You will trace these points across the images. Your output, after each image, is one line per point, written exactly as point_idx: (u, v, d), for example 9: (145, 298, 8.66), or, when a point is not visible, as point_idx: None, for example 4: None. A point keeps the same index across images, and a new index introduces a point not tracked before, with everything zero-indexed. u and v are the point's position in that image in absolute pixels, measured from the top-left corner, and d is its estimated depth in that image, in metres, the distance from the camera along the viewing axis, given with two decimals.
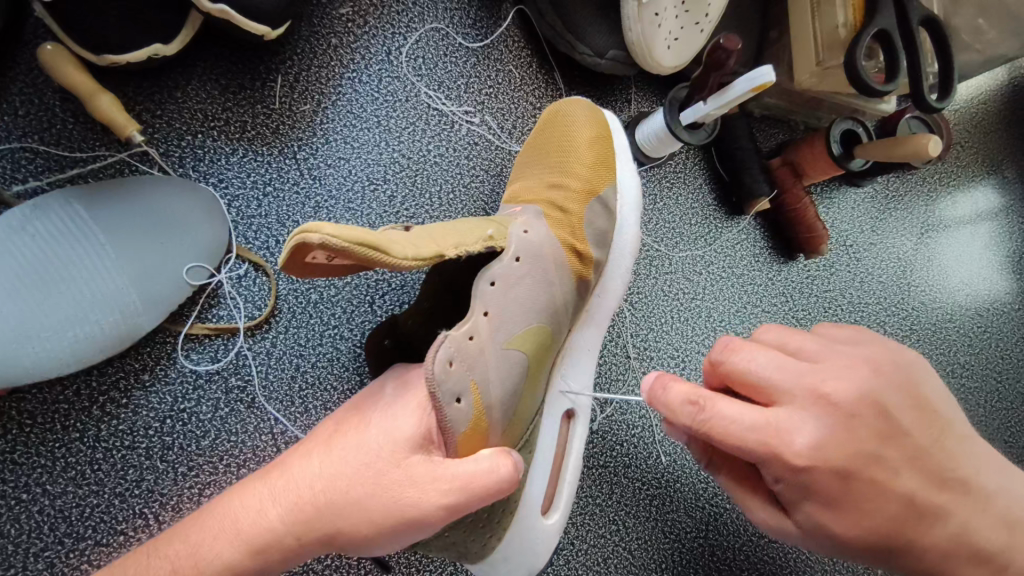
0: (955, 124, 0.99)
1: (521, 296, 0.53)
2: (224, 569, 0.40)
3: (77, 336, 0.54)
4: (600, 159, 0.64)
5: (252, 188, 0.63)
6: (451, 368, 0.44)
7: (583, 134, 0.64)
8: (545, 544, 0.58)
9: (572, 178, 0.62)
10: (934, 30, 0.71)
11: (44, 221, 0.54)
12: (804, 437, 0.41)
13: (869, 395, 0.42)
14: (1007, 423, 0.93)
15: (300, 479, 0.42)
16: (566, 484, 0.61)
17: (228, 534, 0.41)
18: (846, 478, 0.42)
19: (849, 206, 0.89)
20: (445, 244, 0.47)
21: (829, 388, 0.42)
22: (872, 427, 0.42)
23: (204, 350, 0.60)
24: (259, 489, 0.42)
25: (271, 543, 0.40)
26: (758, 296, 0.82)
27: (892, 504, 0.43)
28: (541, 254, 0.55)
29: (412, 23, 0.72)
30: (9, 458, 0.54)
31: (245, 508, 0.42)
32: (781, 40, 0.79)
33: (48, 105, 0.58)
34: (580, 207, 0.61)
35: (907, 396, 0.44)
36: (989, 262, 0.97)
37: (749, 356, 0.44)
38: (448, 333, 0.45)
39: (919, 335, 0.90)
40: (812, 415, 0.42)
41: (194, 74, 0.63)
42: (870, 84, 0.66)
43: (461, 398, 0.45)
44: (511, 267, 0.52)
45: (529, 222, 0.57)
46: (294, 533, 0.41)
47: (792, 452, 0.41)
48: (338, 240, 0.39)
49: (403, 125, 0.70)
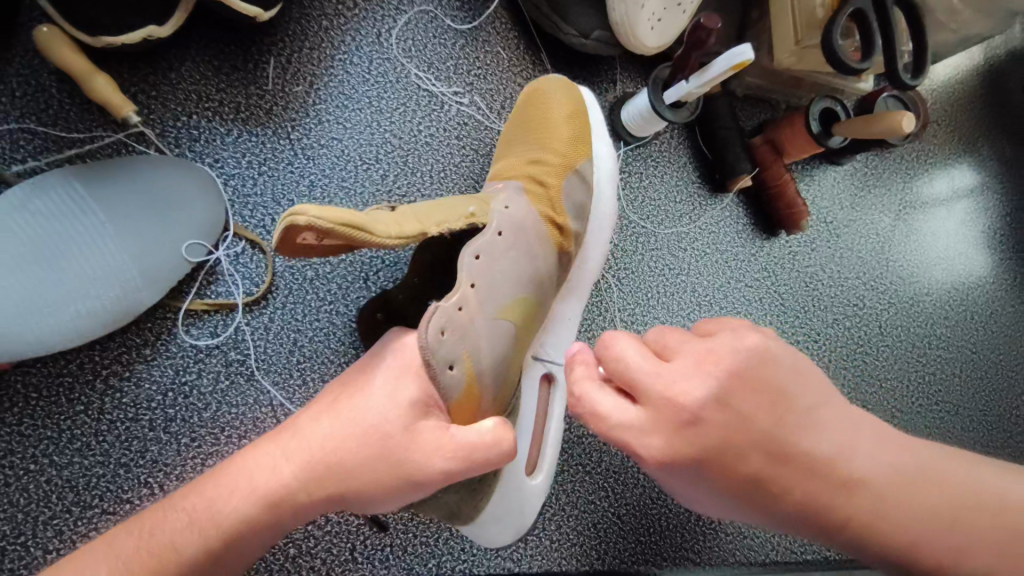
0: (933, 104, 1.01)
1: (505, 268, 0.54)
2: (240, 523, 0.42)
3: (80, 311, 0.55)
4: (578, 135, 0.66)
5: (247, 167, 0.65)
6: (443, 337, 0.47)
7: (562, 111, 0.66)
8: (532, 503, 0.60)
9: (552, 154, 0.63)
10: (909, 10, 0.73)
11: (44, 199, 0.55)
12: (649, 436, 0.43)
13: (719, 400, 0.43)
14: (982, 392, 0.96)
15: (310, 440, 0.44)
16: (548, 447, 0.63)
17: (241, 494, 0.43)
18: (699, 471, 0.44)
19: (829, 184, 0.92)
20: (430, 223, 0.49)
21: (678, 392, 0.43)
22: (723, 430, 0.42)
23: (204, 325, 0.62)
24: (271, 449, 0.45)
25: (285, 501, 0.43)
26: (741, 271, 0.84)
27: (754, 493, 0.44)
28: (522, 228, 0.57)
29: (401, 6, 0.73)
30: (16, 430, 0.56)
31: (256, 469, 0.44)
32: (762, 21, 0.81)
33: (45, 86, 0.60)
34: (558, 180, 0.63)
35: (779, 398, 0.43)
36: (963, 238, 1.00)
37: (616, 356, 0.45)
38: (437, 305, 0.47)
39: (896, 309, 0.93)
40: (657, 417, 0.43)
41: (187, 56, 0.64)
42: (846, 63, 0.68)
43: (454, 365, 0.47)
44: (492, 241, 0.53)
45: (509, 198, 0.58)
46: (306, 491, 0.44)
47: (643, 451, 0.44)
48: (321, 221, 0.41)
49: (394, 106, 0.71)
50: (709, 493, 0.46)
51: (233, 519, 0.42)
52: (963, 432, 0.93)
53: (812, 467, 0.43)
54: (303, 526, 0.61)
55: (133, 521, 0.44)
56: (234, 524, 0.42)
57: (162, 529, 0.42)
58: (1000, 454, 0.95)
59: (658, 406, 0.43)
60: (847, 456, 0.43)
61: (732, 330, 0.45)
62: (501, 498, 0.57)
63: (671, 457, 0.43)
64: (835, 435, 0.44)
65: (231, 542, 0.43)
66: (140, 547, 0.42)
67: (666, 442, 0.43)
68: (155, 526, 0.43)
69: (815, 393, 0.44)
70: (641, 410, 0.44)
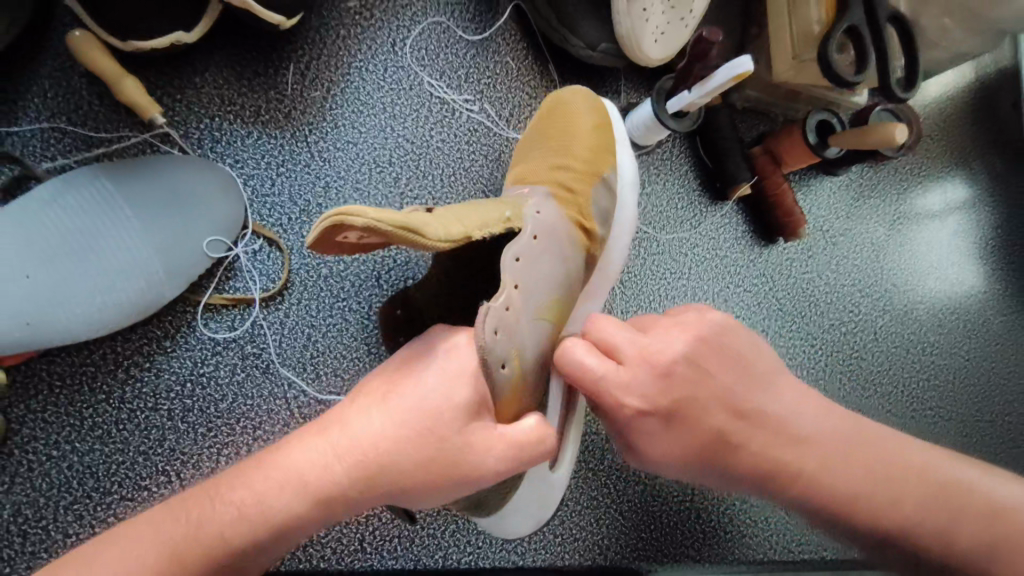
0: (925, 119, 1.05)
1: (542, 270, 0.55)
2: (291, 519, 0.43)
3: (105, 302, 0.57)
4: (604, 146, 0.69)
5: (266, 168, 0.67)
6: (497, 337, 0.47)
7: (588, 124, 0.69)
8: (552, 493, 0.64)
9: (576, 161, 0.65)
10: (901, 27, 0.76)
11: (73, 194, 0.58)
12: (631, 388, 0.51)
13: (690, 357, 0.52)
14: (974, 398, 0.99)
15: (363, 436, 0.45)
16: (569, 442, 0.66)
17: (289, 489, 0.43)
18: (669, 420, 0.52)
19: (825, 193, 0.95)
20: (477, 230, 0.50)
21: (657, 350, 0.52)
22: (693, 382, 0.52)
23: (222, 319, 0.64)
24: (319, 444, 0.45)
25: (337, 497, 0.44)
26: (740, 276, 0.86)
27: (713, 445, 0.53)
28: (554, 232, 0.59)
29: (415, 17, 0.76)
30: (40, 417, 0.58)
31: (305, 464, 0.44)
32: (761, 36, 0.84)
33: (75, 88, 0.62)
34: (585, 187, 0.65)
35: (734, 362, 0.54)
36: (956, 249, 1.03)
37: (604, 324, 0.54)
38: (490, 305, 0.46)
39: (890, 316, 0.95)
40: (637, 371, 0.52)
41: (211, 61, 0.67)
42: (842, 76, 0.71)
43: (505, 364, 0.48)
44: (529, 244, 0.54)
45: (539, 203, 0.60)
46: (361, 489, 0.44)
47: (623, 400, 0.51)
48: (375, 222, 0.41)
49: (407, 112, 0.74)
50: (675, 451, 0.53)
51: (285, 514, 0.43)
52: (955, 437, 0.96)
53: (760, 420, 0.53)
54: None
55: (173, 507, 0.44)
56: (286, 518, 0.43)
57: (209, 521, 0.43)
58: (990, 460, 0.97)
59: (638, 362, 0.52)
60: (790, 416, 0.54)
61: (699, 310, 0.56)
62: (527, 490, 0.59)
63: (649, 405, 0.51)
64: (781, 399, 0.54)
65: (278, 533, 0.43)
66: (186, 534, 0.42)
67: (647, 394, 0.51)
68: (201, 514, 0.43)
69: (765, 365, 0.55)
70: (627, 366, 0.52)
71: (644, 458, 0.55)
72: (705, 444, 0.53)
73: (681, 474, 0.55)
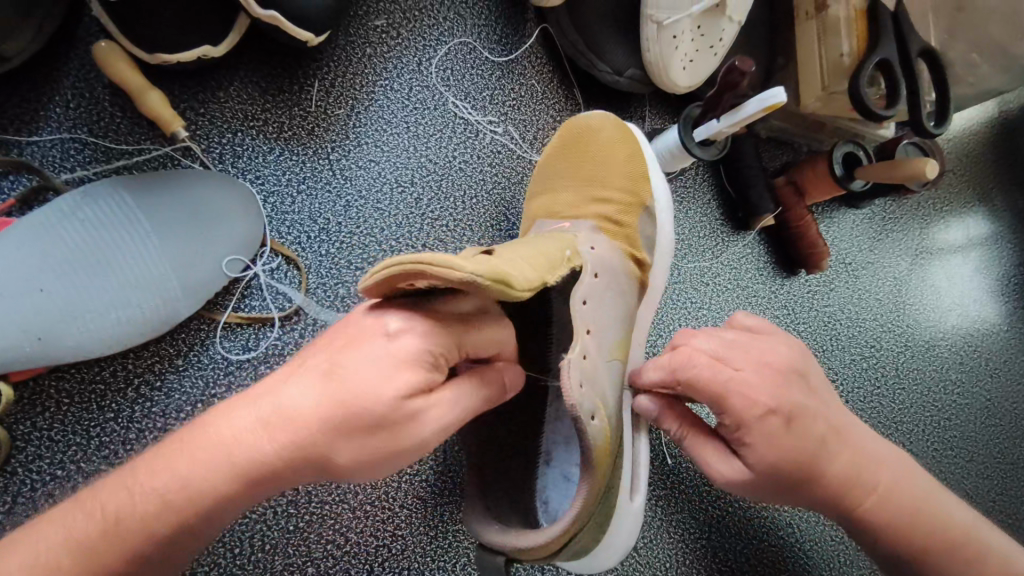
0: (948, 153, 1.04)
1: (607, 308, 0.55)
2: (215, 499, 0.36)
3: (120, 318, 0.55)
4: (639, 171, 0.67)
5: (287, 185, 0.66)
6: (583, 389, 0.46)
7: (621, 152, 0.67)
8: (630, 526, 0.58)
9: (617, 192, 0.65)
10: (933, 63, 0.75)
11: (93, 208, 0.56)
12: (754, 391, 0.53)
13: (793, 366, 0.57)
14: (996, 439, 0.96)
15: (290, 405, 0.36)
16: (641, 468, 0.62)
17: (194, 463, 0.36)
18: (789, 425, 0.53)
19: (848, 225, 0.93)
20: (542, 272, 0.45)
21: (767, 360, 0.56)
22: (800, 388, 0.56)
23: (237, 338, 0.62)
24: (230, 414, 0.37)
25: (251, 473, 0.36)
26: (762, 308, 0.85)
27: (817, 458, 0.54)
28: (612, 266, 0.58)
29: (442, 37, 0.76)
30: (46, 435, 0.56)
31: (217, 433, 0.37)
32: (789, 67, 0.83)
33: (98, 99, 0.62)
34: (632, 218, 0.64)
35: (820, 378, 0.59)
36: (978, 286, 1.01)
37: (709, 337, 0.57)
38: (570, 358, 0.45)
39: (911, 352, 0.93)
40: (754, 376, 0.54)
41: (236, 76, 0.66)
42: (873, 110, 0.70)
43: (594, 415, 0.47)
44: (592, 283, 0.53)
45: (590, 239, 0.59)
46: (283, 463, 0.36)
47: (747, 402, 0.53)
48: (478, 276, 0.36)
49: (430, 132, 0.73)
50: (790, 458, 0.53)
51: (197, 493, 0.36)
52: (979, 478, 0.92)
53: (848, 435, 0.56)
54: (323, 545, 0.60)
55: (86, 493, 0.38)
56: (193, 495, 0.36)
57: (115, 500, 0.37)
58: (1015, 503, 0.93)
59: (752, 369, 0.55)
60: (864, 437, 0.58)
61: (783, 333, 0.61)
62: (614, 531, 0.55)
63: (775, 405, 0.53)
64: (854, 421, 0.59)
65: (204, 513, 0.37)
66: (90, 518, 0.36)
67: (773, 396, 0.53)
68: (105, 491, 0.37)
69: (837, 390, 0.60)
70: (746, 370, 0.55)
71: (749, 464, 0.54)
72: (814, 450, 0.54)
73: (779, 484, 0.54)
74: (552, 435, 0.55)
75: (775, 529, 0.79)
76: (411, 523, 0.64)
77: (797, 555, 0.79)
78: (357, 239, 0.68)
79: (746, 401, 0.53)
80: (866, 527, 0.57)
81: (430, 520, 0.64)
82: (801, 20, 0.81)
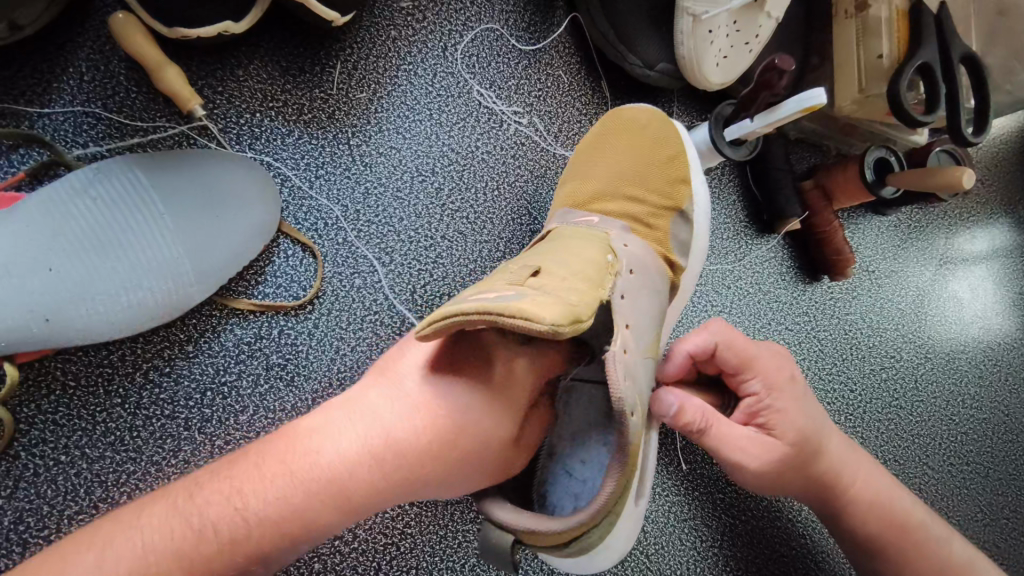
0: (977, 162, 1.01)
1: (643, 306, 0.52)
2: (282, 526, 0.38)
3: (131, 302, 0.53)
4: (678, 174, 0.64)
5: (305, 169, 0.64)
6: (626, 382, 0.44)
7: (660, 152, 0.64)
8: (631, 530, 0.54)
9: (654, 193, 0.62)
10: (973, 68, 0.73)
11: (106, 185, 0.53)
12: (776, 363, 0.60)
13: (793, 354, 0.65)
14: (1012, 456, 0.94)
15: (385, 428, 0.40)
16: (649, 472, 0.58)
17: (293, 488, 0.38)
18: (805, 396, 0.60)
19: (873, 232, 0.91)
20: (598, 288, 0.45)
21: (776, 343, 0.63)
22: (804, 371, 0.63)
23: (249, 325, 0.60)
24: (324, 437, 0.40)
25: (351, 500, 0.39)
26: (782, 314, 0.83)
27: (824, 435, 0.60)
28: (647, 266, 0.55)
29: (468, 22, 0.73)
30: (50, 419, 0.54)
31: (315, 455, 0.39)
32: (823, 67, 0.81)
33: (114, 73, 0.59)
34: (665, 223, 0.61)
35: None
36: (1001, 298, 0.99)
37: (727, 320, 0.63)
38: (614, 353, 0.44)
39: (931, 364, 0.92)
40: (773, 352, 0.61)
41: (256, 54, 0.64)
42: (911, 115, 0.68)
43: (634, 411, 0.45)
44: (630, 281, 0.51)
45: (622, 237, 0.57)
46: (370, 486, 0.39)
47: (772, 372, 0.60)
48: (562, 325, 0.37)
49: (454, 120, 0.71)
50: (808, 428, 0.59)
51: (300, 518, 0.38)
52: (993, 495, 0.90)
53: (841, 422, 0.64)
54: (330, 541, 0.59)
55: (156, 501, 0.38)
56: (297, 517, 0.38)
57: (208, 513, 0.37)
58: None
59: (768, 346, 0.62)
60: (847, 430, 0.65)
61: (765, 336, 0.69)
62: (624, 525, 0.52)
63: (794, 376, 0.61)
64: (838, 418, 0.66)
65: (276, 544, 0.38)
66: (180, 531, 0.37)
67: (790, 370, 0.61)
68: (189, 501, 0.38)
69: None
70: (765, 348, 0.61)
71: (776, 431, 0.58)
72: (823, 424, 0.60)
73: (797, 452, 0.58)
74: (563, 432, 0.53)
75: (789, 539, 0.77)
76: (421, 522, 0.62)
77: (809, 567, 0.77)
78: (374, 228, 0.66)
79: (769, 369, 0.60)
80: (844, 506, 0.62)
81: (440, 519, 0.63)
82: (839, 19, 0.78)
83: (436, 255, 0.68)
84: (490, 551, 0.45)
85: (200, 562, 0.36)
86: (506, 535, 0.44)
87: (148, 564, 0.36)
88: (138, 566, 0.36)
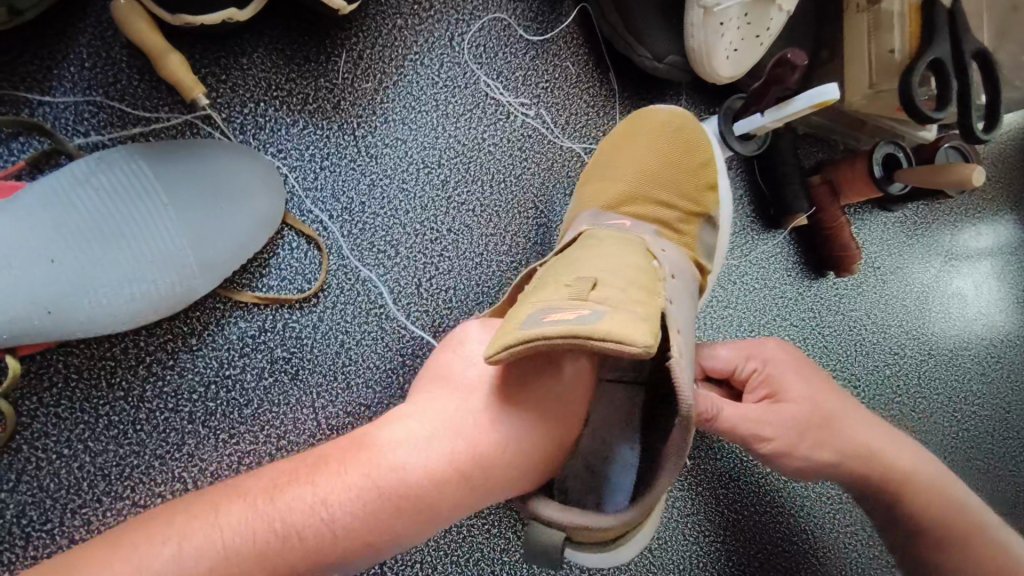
0: (983, 159, 1.01)
1: (687, 310, 0.51)
2: (361, 536, 0.38)
3: (134, 294, 0.52)
4: (705, 179, 0.63)
5: (310, 160, 0.63)
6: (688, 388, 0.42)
7: (686, 155, 0.64)
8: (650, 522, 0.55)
9: (681, 199, 0.61)
10: (985, 64, 0.72)
11: (108, 175, 0.52)
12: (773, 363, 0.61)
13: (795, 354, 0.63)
14: (1013, 452, 0.94)
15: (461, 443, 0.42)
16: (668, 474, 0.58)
17: (380, 501, 0.38)
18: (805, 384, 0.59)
19: (879, 228, 0.91)
20: (658, 295, 0.45)
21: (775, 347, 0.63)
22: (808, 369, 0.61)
23: (253, 318, 0.60)
24: (401, 449, 0.41)
25: (430, 509, 0.40)
26: (788, 309, 0.83)
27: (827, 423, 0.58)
28: (685, 271, 0.55)
29: (476, 11, 0.72)
30: (53, 411, 0.53)
31: (401, 470, 0.40)
32: (832, 61, 0.80)
33: (115, 60, 0.58)
34: (693, 229, 0.61)
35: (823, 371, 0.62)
36: (1005, 295, 0.99)
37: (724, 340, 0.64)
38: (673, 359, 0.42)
39: (935, 361, 0.91)
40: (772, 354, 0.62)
41: (259, 42, 0.63)
42: (925, 113, 0.67)
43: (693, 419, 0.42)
44: (674, 285, 0.51)
45: (660, 243, 0.56)
46: (448, 499, 0.41)
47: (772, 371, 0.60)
48: (653, 343, 0.38)
49: (460, 112, 0.70)
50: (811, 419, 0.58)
51: (385, 529, 0.38)
52: (993, 490, 0.91)
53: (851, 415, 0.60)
54: None
55: (233, 499, 0.37)
56: (384, 527, 0.38)
57: (292, 520, 0.36)
58: None
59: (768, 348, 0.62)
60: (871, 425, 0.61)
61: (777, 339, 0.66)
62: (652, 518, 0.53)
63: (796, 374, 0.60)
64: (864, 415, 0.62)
65: (355, 551, 0.38)
66: (262, 533, 0.36)
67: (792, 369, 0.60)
68: (270, 504, 0.37)
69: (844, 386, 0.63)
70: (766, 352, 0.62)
71: (789, 398, 0.58)
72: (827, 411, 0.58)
73: (819, 412, 0.58)
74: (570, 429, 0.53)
75: (790, 534, 0.77)
76: None
77: (810, 563, 0.77)
78: (380, 220, 0.65)
79: (769, 346, 0.63)
80: (894, 472, 0.59)
81: None
82: (850, 13, 0.77)
83: (442, 248, 0.67)
84: (533, 553, 0.44)
85: (276, 565, 0.36)
86: (553, 534, 0.43)
87: (226, 568, 0.35)
88: (213, 566, 0.35)
